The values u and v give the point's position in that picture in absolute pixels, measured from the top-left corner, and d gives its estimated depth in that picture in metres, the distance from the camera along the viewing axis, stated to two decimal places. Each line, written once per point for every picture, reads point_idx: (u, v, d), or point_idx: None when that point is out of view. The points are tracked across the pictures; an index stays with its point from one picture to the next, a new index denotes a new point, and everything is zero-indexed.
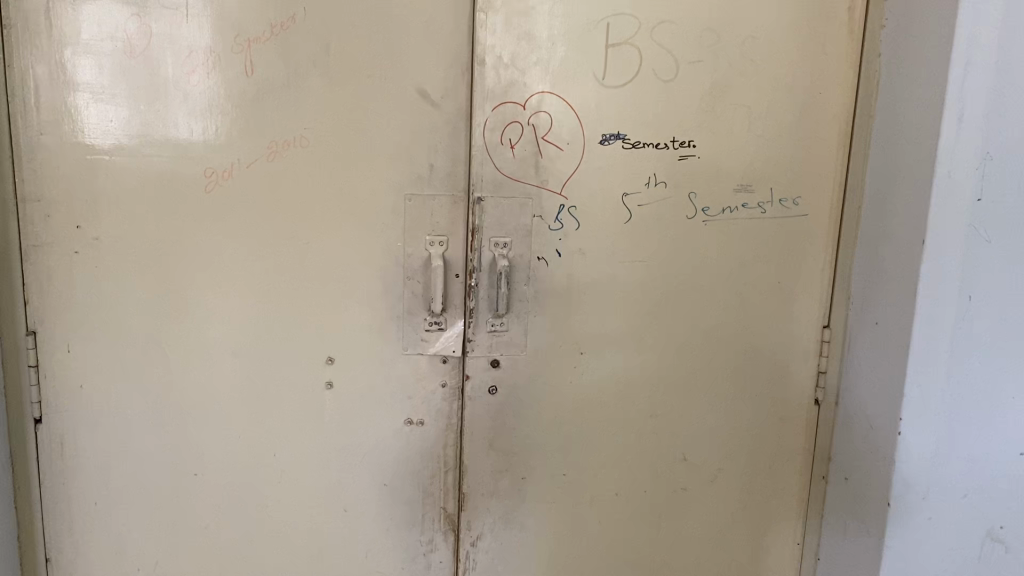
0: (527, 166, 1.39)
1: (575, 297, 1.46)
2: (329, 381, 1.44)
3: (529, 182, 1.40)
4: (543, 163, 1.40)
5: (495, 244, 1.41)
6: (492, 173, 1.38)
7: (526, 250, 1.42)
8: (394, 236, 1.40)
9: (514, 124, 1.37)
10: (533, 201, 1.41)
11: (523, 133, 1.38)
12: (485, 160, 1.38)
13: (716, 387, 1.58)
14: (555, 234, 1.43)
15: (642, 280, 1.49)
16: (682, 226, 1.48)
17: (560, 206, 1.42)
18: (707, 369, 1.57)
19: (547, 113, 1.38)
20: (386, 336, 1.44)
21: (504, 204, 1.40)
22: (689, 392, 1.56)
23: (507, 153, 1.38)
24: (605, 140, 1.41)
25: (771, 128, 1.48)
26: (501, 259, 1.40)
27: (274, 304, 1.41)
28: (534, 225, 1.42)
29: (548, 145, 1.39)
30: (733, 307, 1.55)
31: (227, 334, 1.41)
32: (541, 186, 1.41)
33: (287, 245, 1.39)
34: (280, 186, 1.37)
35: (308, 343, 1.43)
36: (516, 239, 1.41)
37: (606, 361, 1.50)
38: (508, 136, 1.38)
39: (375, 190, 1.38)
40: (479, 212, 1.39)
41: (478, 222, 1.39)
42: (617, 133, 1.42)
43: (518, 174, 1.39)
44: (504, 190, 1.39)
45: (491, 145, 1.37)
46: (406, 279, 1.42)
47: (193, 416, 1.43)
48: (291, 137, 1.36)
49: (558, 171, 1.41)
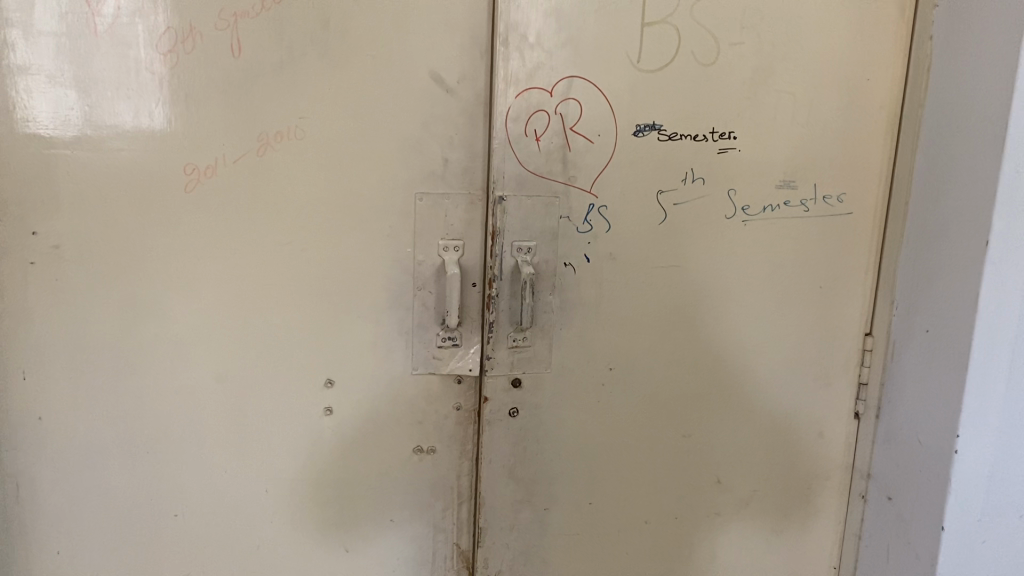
0: (553, 160, 1.23)
1: (603, 307, 1.31)
2: (328, 407, 1.27)
3: (555, 178, 1.24)
4: (571, 157, 1.24)
5: (517, 249, 1.24)
6: (515, 168, 1.21)
7: (552, 255, 1.26)
8: (403, 241, 1.24)
9: (540, 113, 1.21)
10: (560, 200, 1.24)
11: (550, 123, 1.21)
12: (508, 154, 1.21)
13: (752, 404, 1.44)
14: (583, 237, 1.27)
15: (675, 287, 1.34)
16: (720, 226, 1.33)
17: (589, 205, 1.26)
18: (743, 384, 1.43)
19: (576, 100, 1.22)
20: (393, 354, 1.27)
21: (527, 204, 1.23)
22: (724, 408, 1.42)
23: (532, 146, 1.21)
24: (639, 132, 1.26)
25: (816, 118, 1.34)
26: (525, 266, 1.23)
27: (265, 321, 1.23)
28: (560, 227, 1.26)
29: (577, 137, 1.23)
30: (771, 316, 1.41)
31: (211, 356, 1.23)
32: (569, 183, 1.24)
33: (280, 253, 1.21)
34: (272, 185, 1.19)
35: (304, 364, 1.25)
36: (541, 243, 1.25)
37: (635, 377, 1.35)
38: (533, 127, 1.21)
39: (381, 189, 1.21)
40: (500, 212, 1.22)
41: (499, 224, 1.23)
42: (652, 123, 1.26)
43: (543, 169, 1.23)
44: (528, 187, 1.23)
45: (514, 137, 1.20)
46: (416, 290, 1.26)
47: (171, 449, 1.25)
48: (285, 128, 1.17)
49: (587, 166, 1.25)
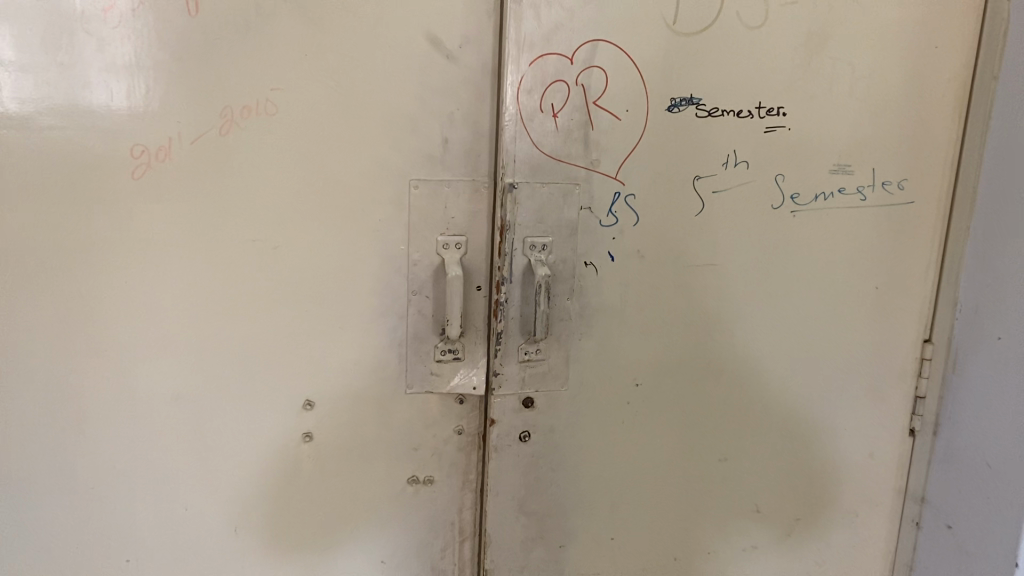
0: (573, 141, 1.03)
1: (630, 314, 1.12)
2: (308, 432, 1.08)
3: (575, 162, 1.04)
4: (594, 137, 1.04)
5: (530, 246, 1.05)
6: (528, 151, 1.02)
7: (570, 253, 1.07)
8: (395, 237, 1.04)
9: (558, 84, 1.01)
10: (581, 188, 1.05)
11: (570, 97, 1.02)
12: (520, 133, 1.01)
13: (795, 421, 1.26)
14: (608, 231, 1.08)
15: (711, 290, 1.15)
16: (765, 218, 1.15)
17: (615, 194, 1.07)
18: (786, 400, 1.24)
19: (601, 68, 1.02)
20: (384, 370, 1.08)
21: (542, 193, 1.04)
22: (764, 428, 1.24)
23: (548, 123, 1.02)
24: (673, 107, 1.06)
25: (877, 91, 1.15)
26: (539, 266, 1.04)
27: (230, 332, 1.04)
28: (581, 220, 1.06)
29: (602, 113, 1.04)
30: (819, 321, 1.22)
31: (168, 376, 1.03)
32: (591, 168, 1.05)
33: (247, 251, 1.01)
34: (238, 171, 0.99)
35: (279, 382, 1.06)
36: (557, 239, 1.06)
37: (664, 394, 1.17)
38: (550, 101, 1.01)
39: (369, 175, 1.01)
40: (510, 203, 1.03)
41: (509, 218, 1.03)
42: (689, 97, 1.07)
43: (561, 151, 1.03)
44: (543, 173, 1.03)
45: (527, 113, 1.01)
46: (411, 295, 1.06)
47: (122, 484, 1.05)
48: (252, 102, 0.97)
49: (613, 147, 1.05)
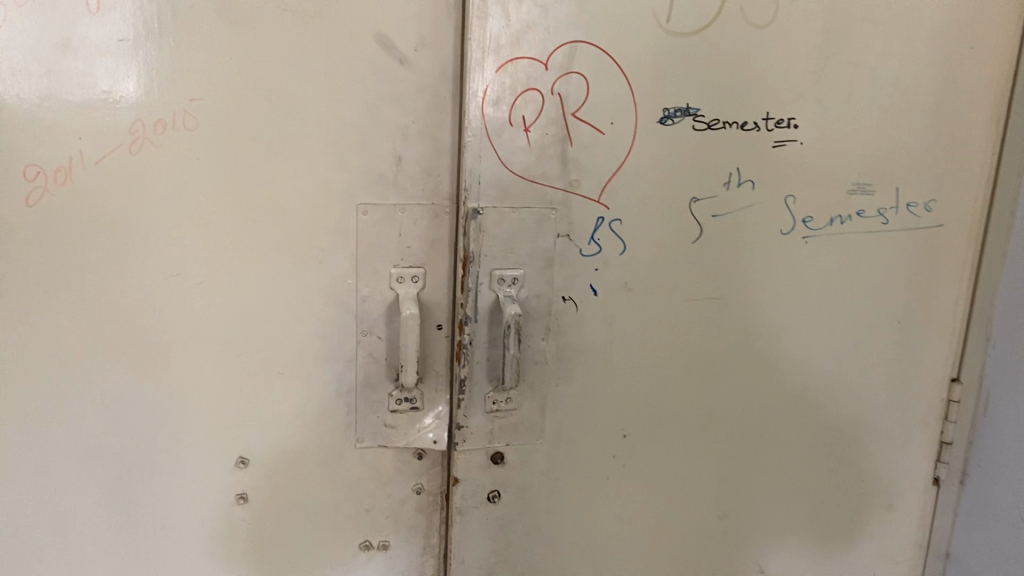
0: (548, 159, 0.88)
1: (616, 357, 0.97)
2: (242, 493, 0.93)
3: (550, 183, 0.89)
4: (573, 154, 0.89)
5: (498, 280, 0.90)
6: (495, 171, 0.87)
7: (545, 288, 0.92)
8: (341, 271, 0.89)
9: (530, 93, 0.86)
10: (557, 213, 0.90)
11: (544, 107, 0.87)
12: (485, 151, 0.86)
13: (805, 471, 1.11)
14: (589, 262, 0.93)
15: (711, 328, 1.00)
16: (773, 246, 1.00)
17: (597, 219, 0.92)
18: (795, 449, 1.10)
19: (581, 74, 0.87)
20: (330, 422, 0.93)
21: (511, 219, 0.89)
22: (771, 480, 1.10)
23: (519, 138, 0.87)
24: (667, 118, 0.91)
25: (904, 99, 1.00)
26: (508, 304, 0.89)
27: (148, 382, 0.88)
28: (557, 250, 0.91)
29: (582, 125, 0.88)
30: (834, 361, 1.07)
31: (75, 436, 0.88)
32: (569, 189, 0.90)
33: (166, 287, 0.86)
34: (153, 195, 0.84)
35: (208, 438, 0.91)
36: (530, 271, 0.91)
37: (656, 445, 1.02)
38: (520, 112, 0.86)
39: (309, 199, 0.86)
40: (474, 231, 0.88)
41: (472, 248, 0.89)
42: (685, 107, 0.92)
43: (534, 171, 0.88)
44: (513, 196, 0.88)
45: (493, 126, 0.86)
46: (360, 337, 0.92)
47: (26, 557, 0.90)
48: (167, 115, 0.82)
49: (595, 166, 0.90)
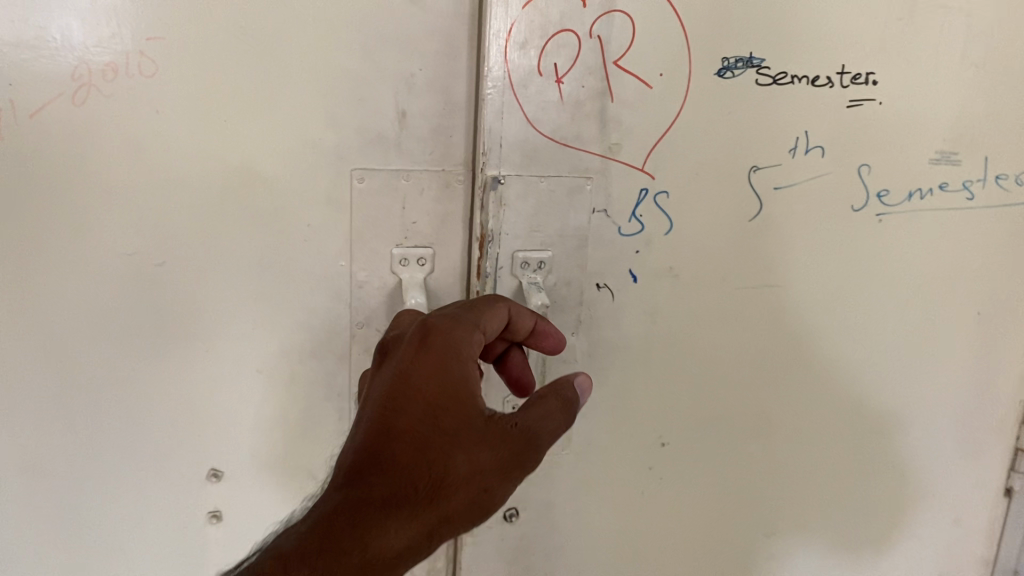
0: (584, 117, 0.73)
1: (656, 353, 0.83)
2: (215, 511, 0.80)
3: (586, 147, 0.74)
4: (614, 111, 0.74)
5: (521, 264, 0.76)
6: (520, 132, 0.72)
7: (576, 272, 0.78)
8: (332, 251, 0.74)
9: (565, 35, 0.70)
10: (594, 182, 0.76)
11: (581, 53, 0.71)
12: (510, 107, 0.71)
13: (864, 483, 0.97)
14: (630, 242, 0.78)
15: (766, 321, 0.86)
16: (841, 223, 0.85)
17: (641, 191, 0.77)
18: (854, 457, 0.96)
19: (625, 12, 0.71)
20: (319, 427, 0.80)
21: (538, 191, 0.74)
22: (826, 492, 0.96)
23: (549, 92, 0.71)
24: (726, 70, 0.76)
25: (1002, 51, 0.83)
26: (534, 294, 0.75)
27: (99, 383, 0.74)
28: (591, 228, 0.77)
29: (626, 77, 0.73)
30: (905, 358, 0.93)
31: (10, 448, 0.74)
32: (608, 155, 0.75)
33: (119, 270, 0.71)
34: (101, 159, 0.68)
35: (172, 447, 0.77)
36: (559, 253, 0.77)
37: (698, 455, 0.89)
38: (551, 59, 0.70)
39: (293, 164, 0.71)
40: (494, 205, 0.73)
41: (491, 226, 0.74)
42: (748, 57, 0.76)
43: (566, 132, 0.73)
44: (541, 163, 0.73)
45: (519, 77, 0.70)
46: (355, 330, 0.77)
47: None
48: (118, 57, 0.66)
49: (639, 126, 0.75)
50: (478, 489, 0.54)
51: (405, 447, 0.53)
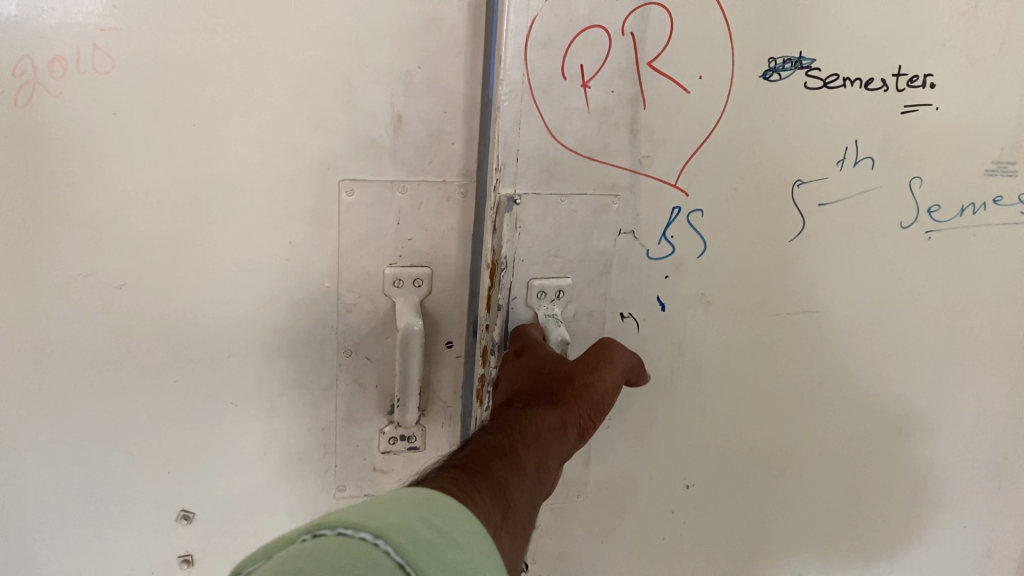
0: (613, 127, 0.64)
1: (681, 387, 0.77)
2: (186, 555, 0.72)
3: (614, 161, 0.65)
4: (647, 119, 0.65)
5: (538, 293, 0.67)
6: (539, 144, 0.63)
7: (598, 301, 0.70)
8: (318, 272, 0.66)
9: (594, 31, 0.60)
10: (623, 200, 0.67)
11: (611, 52, 0.61)
12: (529, 115, 0.61)
13: (898, 519, 0.91)
14: (659, 267, 0.71)
15: (801, 352, 0.79)
16: (886, 243, 0.77)
17: (673, 209, 0.69)
18: (890, 493, 0.89)
19: (663, 5, 0.61)
20: (303, 464, 0.71)
21: (559, 211, 0.65)
22: (858, 530, 0.91)
23: (574, 98, 0.62)
24: (772, 72, 0.67)
25: None
26: (552, 327, 0.67)
27: (51, 420, 0.65)
28: (618, 251, 0.69)
29: (660, 79, 0.64)
30: (948, 386, 0.85)
31: None
32: (638, 170, 0.66)
33: (72, 295, 0.62)
34: (51, 168, 0.59)
35: (136, 487, 0.69)
36: (580, 280, 0.69)
37: (725, 494, 0.84)
38: (577, 59, 0.60)
39: (274, 174, 0.62)
40: (508, 227, 0.64)
41: (505, 251, 0.65)
42: (798, 57, 0.67)
43: (593, 143, 0.64)
44: (562, 179, 0.64)
45: (539, 81, 0.60)
46: (343, 358, 0.69)
47: None
48: (68, 50, 0.56)
49: (673, 137, 0.66)
50: (578, 383, 0.59)
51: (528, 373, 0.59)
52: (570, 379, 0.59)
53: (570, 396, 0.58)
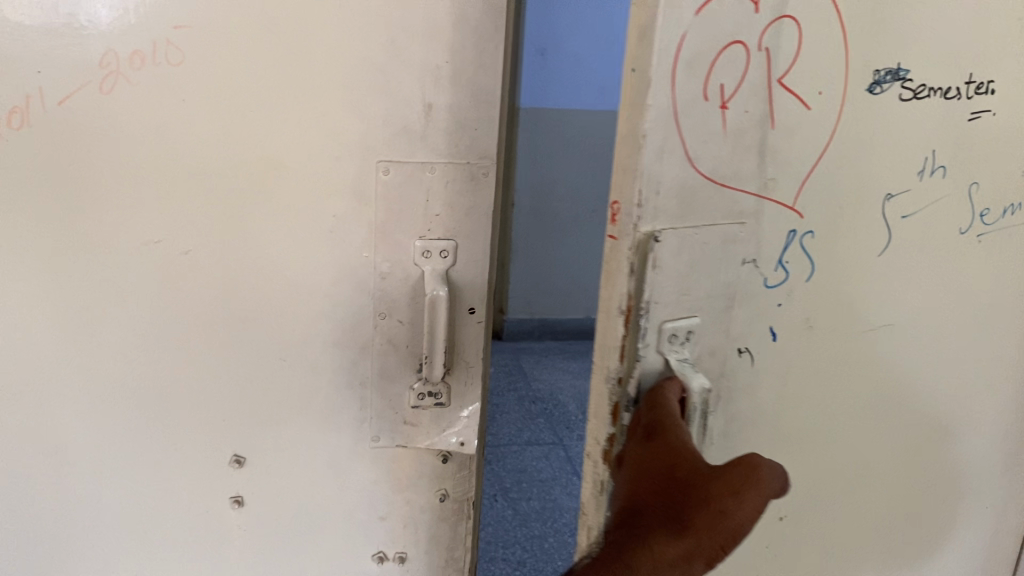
0: (745, 148, 0.68)
1: (786, 409, 0.82)
2: (238, 496, 0.81)
3: (743, 187, 0.69)
4: (772, 138, 0.69)
5: (670, 336, 0.68)
6: (680, 174, 0.64)
7: (721, 336, 0.73)
8: (356, 241, 0.74)
9: (735, 48, 0.63)
10: (747, 227, 0.71)
11: (748, 68, 0.65)
12: (675, 143, 0.62)
13: (936, 517, 0.99)
14: (772, 295, 0.75)
15: (874, 366, 0.86)
16: (948, 242, 0.86)
17: (789, 232, 0.74)
18: (933, 492, 0.97)
19: (794, 20, 0.66)
20: (340, 417, 0.79)
21: (691, 245, 0.67)
22: (911, 534, 0.98)
23: (713, 119, 0.64)
24: (876, 84, 0.74)
25: None
26: (692, 375, 0.68)
27: (123, 367, 0.75)
28: (743, 280, 0.72)
29: (787, 95, 0.68)
30: (968, 379, 0.94)
31: (43, 427, 0.76)
32: (761, 194, 0.71)
33: (143, 257, 0.72)
34: (127, 147, 0.69)
35: (193, 432, 0.78)
36: (705, 317, 0.70)
37: (812, 513, 0.89)
38: (718, 80, 0.63)
39: (318, 154, 0.71)
40: (651, 272, 0.64)
41: (647, 299, 0.64)
42: (895, 68, 0.75)
43: (727, 167, 0.67)
44: (699, 210, 0.66)
45: (683, 105, 0.61)
46: (377, 321, 0.77)
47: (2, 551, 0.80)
48: (145, 46, 0.67)
49: (794, 154, 0.71)
50: (714, 510, 0.55)
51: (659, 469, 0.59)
52: (705, 503, 0.55)
53: (702, 524, 0.55)
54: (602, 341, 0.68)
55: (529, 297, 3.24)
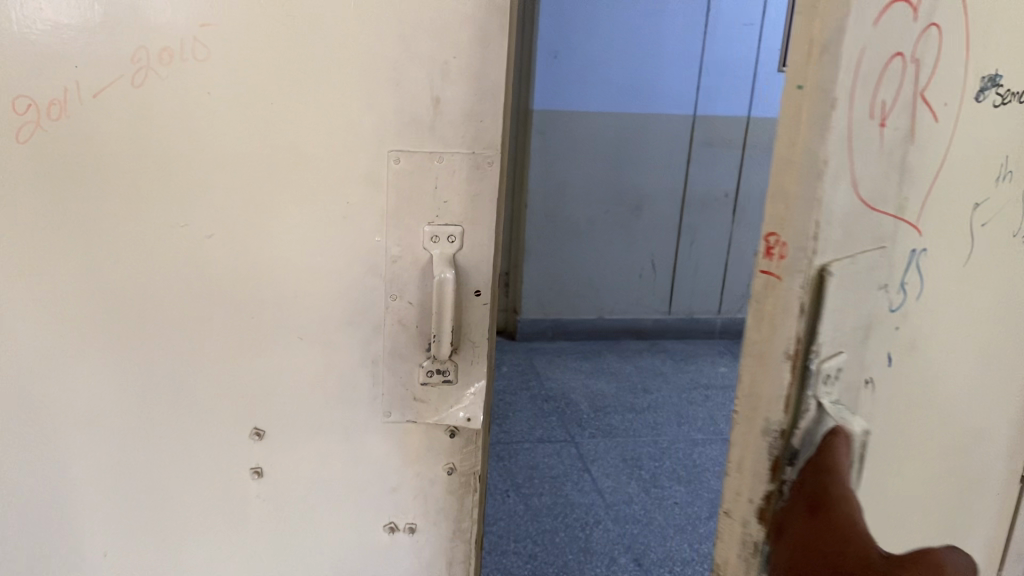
0: (892, 167, 0.53)
1: (897, 439, 0.68)
2: (258, 467, 0.85)
3: (886, 209, 0.54)
4: (914, 155, 0.55)
5: (825, 377, 0.53)
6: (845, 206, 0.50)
7: (859, 373, 0.58)
8: (368, 226, 0.79)
9: (866, 59, 0.47)
10: (886, 255, 0.56)
11: (888, 80, 0.50)
12: (827, 171, 0.47)
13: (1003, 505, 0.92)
14: (895, 318, 0.61)
15: (958, 368, 0.74)
16: (1007, 248, 0.75)
17: (909, 251, 0.60)
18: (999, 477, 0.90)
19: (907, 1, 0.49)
20: (353, 393, 0.84)
21: (849, 274, 0.52)
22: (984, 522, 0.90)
23: (871, 142, 0.50)
24: (983, 94, 0.61)
25: None
26: (851, 419, 0.54)
27: (151, 345, 0.80)
28: (878, 309, 0.58)
29: (925, 108, 0.54)
30: None
31: (78, 399, 0.82)
32: (899, 214, 0.56)
33: (171, 241, 0.77)
34: (157, 137, 0.74)
35: (216, 407, 0.83)
36: (853, 351, 0.56)
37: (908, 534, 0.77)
38: (872, 96, 0.49)
39: (333, 144, 0.76)
40: (812, 308, 0.50)
41: (812, 344, 0.51)
42: (994, 75, 0.62)
43: (876, 188, 0.52)
44: (852, 238, 0.52)
45: (841, 135, 0.47)
46: (389, 302, 0.82)
47: (40, 516, 0.86)
48: (174, 43, 0.72)
49: (926, 176, 0.58)
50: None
51: (824, 557, 0.50)
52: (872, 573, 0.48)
53: None
54: (750, 387, 0.54)
55: (542, 296, 3.28)
